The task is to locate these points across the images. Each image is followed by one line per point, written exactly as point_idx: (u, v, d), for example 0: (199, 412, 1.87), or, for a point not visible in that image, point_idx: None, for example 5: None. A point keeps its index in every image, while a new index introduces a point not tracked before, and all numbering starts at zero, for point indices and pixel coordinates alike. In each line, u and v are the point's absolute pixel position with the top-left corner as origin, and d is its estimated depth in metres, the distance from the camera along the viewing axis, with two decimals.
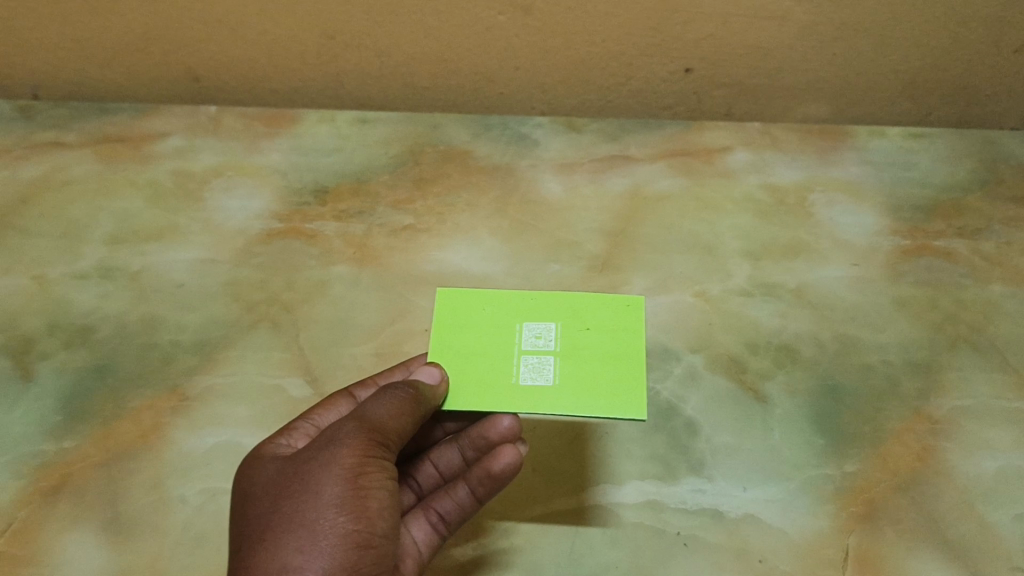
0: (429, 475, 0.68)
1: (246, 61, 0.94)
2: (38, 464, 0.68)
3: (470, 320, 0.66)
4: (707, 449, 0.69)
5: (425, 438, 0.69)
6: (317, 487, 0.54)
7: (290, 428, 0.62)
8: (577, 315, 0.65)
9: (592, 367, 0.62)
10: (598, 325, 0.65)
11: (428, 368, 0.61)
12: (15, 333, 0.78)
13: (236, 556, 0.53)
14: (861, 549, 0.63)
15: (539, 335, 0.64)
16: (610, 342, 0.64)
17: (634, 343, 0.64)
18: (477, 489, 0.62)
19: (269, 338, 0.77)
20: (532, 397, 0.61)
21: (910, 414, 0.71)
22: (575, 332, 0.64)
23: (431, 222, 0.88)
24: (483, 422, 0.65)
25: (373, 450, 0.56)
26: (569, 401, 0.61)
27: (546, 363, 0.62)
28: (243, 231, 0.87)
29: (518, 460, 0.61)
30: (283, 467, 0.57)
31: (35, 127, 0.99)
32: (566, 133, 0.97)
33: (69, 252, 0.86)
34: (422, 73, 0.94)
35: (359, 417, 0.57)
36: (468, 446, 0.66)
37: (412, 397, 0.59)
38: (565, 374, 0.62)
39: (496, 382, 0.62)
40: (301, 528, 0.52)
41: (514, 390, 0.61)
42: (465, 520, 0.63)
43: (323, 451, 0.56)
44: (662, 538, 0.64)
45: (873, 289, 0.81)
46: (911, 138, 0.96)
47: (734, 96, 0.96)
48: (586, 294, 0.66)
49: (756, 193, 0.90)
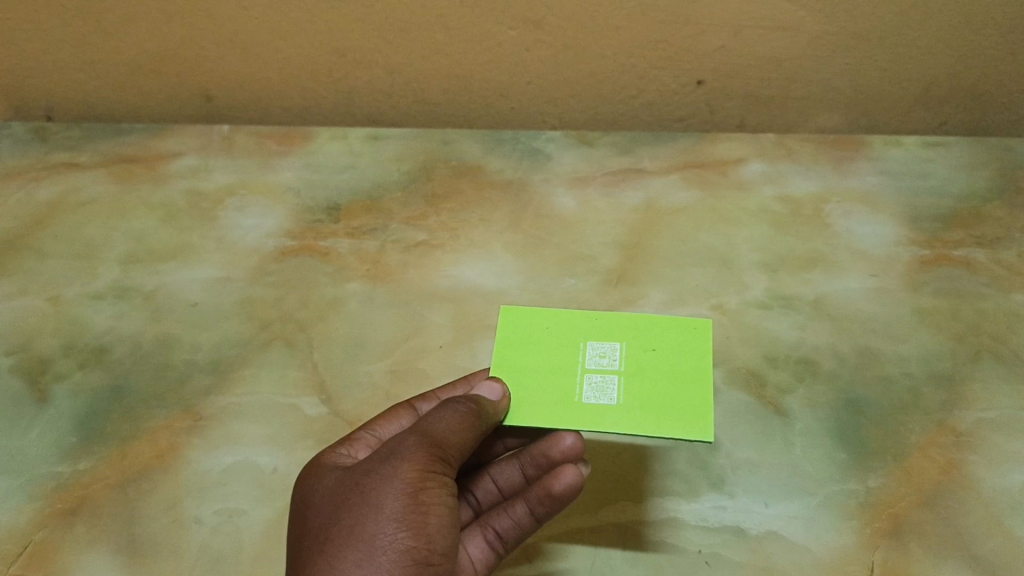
0: (488, 490, 0.67)
1: (258, 80, 0.95)
2: (54, 486, 0.68)
3: (533, 337, 0.66)
4: (728, 464, 0.68)
5: (485, 453, 0.69)
6: (377, 501, 0.53)
7: (352, 438, 0.62)
8: (643, 335, 0.65)
9: (656, 388, 0.62)
10: (664, 347, 0.64)
11: (489, 382, 0.61)
12: (30, 354, 0.78)
13: (295, 567, 0.53)
14: (887, 565, 0.62)
15: (604, 354, 0.64)
16: (676, 363, 0.63)
17: (701, 364, 0.63)
18: (536, 509, 0.61)
19: (284, 356, 0.76)
20: (594, 416, 0.61)
21: (933, 427, 0.70)
22: (643, 353, 0.64)
23: (445, 238, 0.87)
24: (545, 440, 0.63)
25: (434, 465, 0.55)
26: (634, 420, 0.60)
27: (609, 382, 0.62)
28: (257, 249, 0.87)
29: (580, 481, 0.60)
30: (344, 479, 0.56)
31: (50, 148, 0.99)
32: (579, 146, 0.97)
33: (83, 273, 0.86)
34: (433, 89, 0.94)
35: (420, 431, 0.57)
36: (528, 463, 0.65)
37: (472, 411, 0.58)
38: (630, 394, 0.61)
39: (560, 400, 0.62)
40: (359, 543, 0.52)
41: (576, 408, 0.61)
42: (521, 540, 0.62)
43: (384, 464, 0.55)
44: (684, 556, 0.63)
45: (892, 299, 0.80)
46: (928, 146, 0.95)
47: (748, 107, 0.95)
48: (653, 316, 0.66)
49: (771, 204, 0.89)
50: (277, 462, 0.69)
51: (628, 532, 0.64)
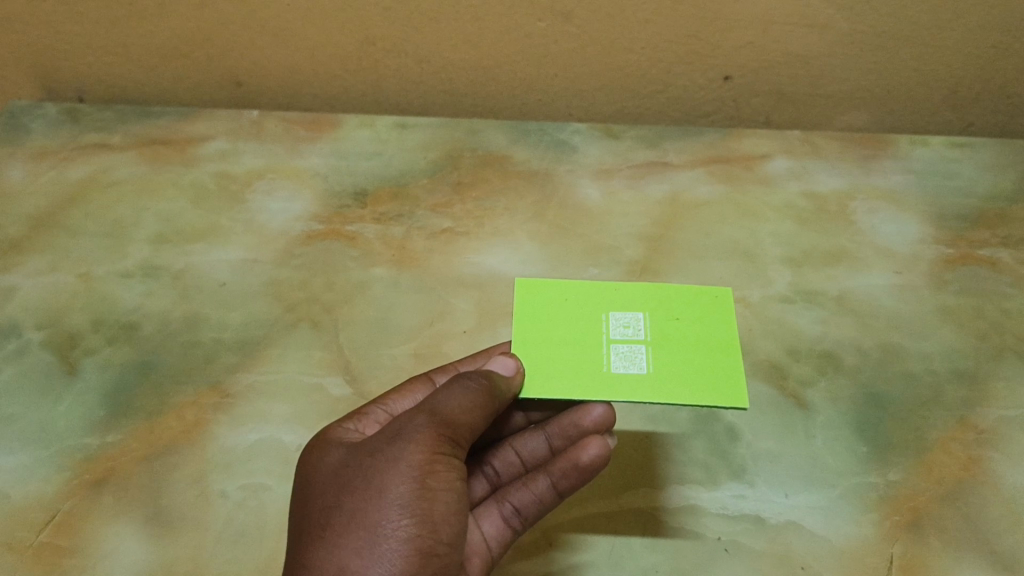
0: (510, 462, 0.68)
1: (289, 67, 0.96)
2: (83, 457, 0.69)
3: (554, 312, 0.67)
4: (748, 454, 0.68)
5: (504, 425, 0.69)
6: (381, 486, 0.54)
7: (362, 412, 0.63)
8: (664, 307, 0.66)
9: (684, 356, 0.63)
10: (686, 317, 0.66)
11: (503, 358, 0.61)
12: (60, 328, 0.79)
13: (295, 549, 0.54)
14: (906, 557, 0.62)
15: (627, 325, 0.65)
16: (700, 332, 0.65)
17: (722, 332, 0.64)
18: (560, 482, 0.61)
19: (310, 337, 0.77)
20: (625, 382, 0.61)
21: (955, 423, 0.70)
22: (665, 322, 0.65)
23: (470, 225, 0.88)
24: (576, 410, 0.65)
25: (442, 447, 0.56)
26: (667, 385, 0.61)
27: (637, 351, 0.63)
28: (284, 232, 0.88)
29: (605, 452, 0.61)
30: (349, 458, 0.57)
31: (81, 128, 1.00)
32: (605, 139, 0.97)
33: (113, 251, 0.86)
34: (461, 80, 0.95)
35: (429, 408, 0.57)
36: (556, 435, 0.66)
37: (484, 388, 0.58)
38: (659, 362, 0.62)
39: (588, 368, 0.62)
40: (361, 529, 0.53)
41: (607, 376, 0.61)
42: (540, 516, 0.62)
43: (390, 444, 0.56)
44: (703, 543, 0.63)
45: (916, 297, 0.80)
46: (954, 147, 0.95)
47: (774, 104, 0.96)
48: (670, 289, 0.68)
49: (796, 200, 0.90)
50: (302, 440, 0.69)
51: (648, 518, 0.64)
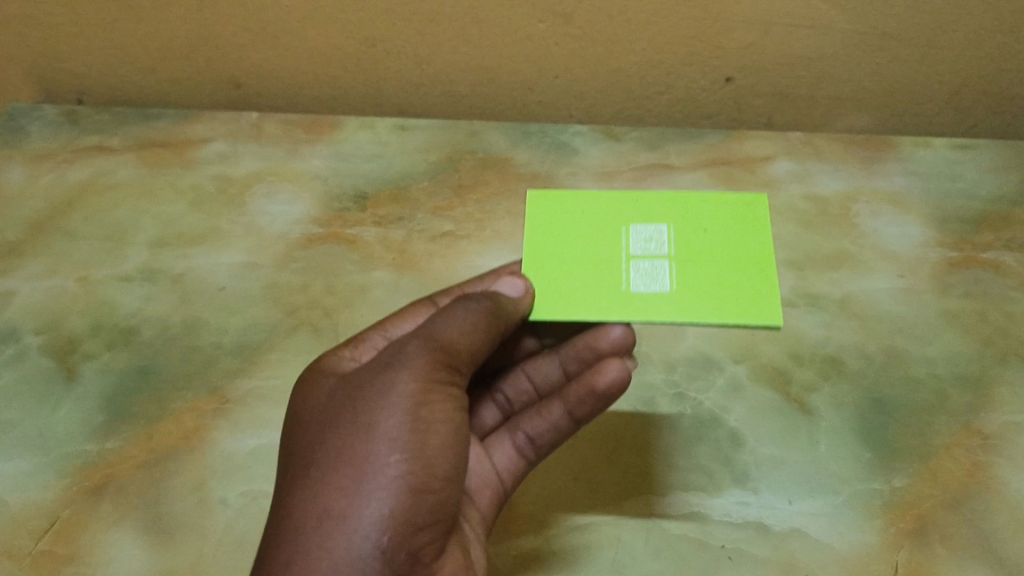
0: (523, 389, 0.69)
1: (287, 69, 0.95)
2: (81, 464, 0.68)
3: (570, 233, 0.66)
4: (752, 460, 0.68)
5: (513, 351, 0.70)
6: (372, 419, 0.54)
7: (359, 338, 0.63)
8: (688, 218, 0.65)
9: (707, 270, 0.62)
10: (712, 228, 0.65)
11: (512, 279, 0.61)
12: (59, 333, 0.78)
13: (284, 485, 0.54)
14: (911, 566, 0.61)
15: (649, 239, 0.64)
16: (724, 242, 0.64)
17: (748, 245, 0.64)
18: (576, 408, 0.63)
19: (310, 342, 0.77)
20: (647, 302, 0.61)
21: (960, 429, 0.69)
22: (686, 236, 0.64)
23: (471, 228, 0.87)
24: (594, 332, 0.65)
25: (437, 375, 0.56)
26: (687, 304, 0.60)
27: (659, 267, 0.62)
28: (284, 235, 0.87)
29: (626, 376, 0.62)
30: (339, 392, 0.57)
31: (79, 130, 0.99)
32: (606, 141, 0.96)
33: (112, 254, 0.86)
34: (462, 82, 0.95)
35: (425, 333, 0.57)
36: (570, 359, 0.67)
37: (488, 309, 0.58)
38: (682, 280, 0.62)
39: (611, 290, 0.62)
40: (351, 463, 0.53)
41: (630, 296, 0.61)
42: (554, 444, 0.65)
43: (382, 373, 0.56)
44: (706, 550, 0.62)
45: (919, 300, 0.79)
46: (957, 149, 0.94)
47: (776, 105, 0.96)
48: (694, 198, 0.67)
49: (799, 203, 0.89)
50: None
51: (650, 525, 0.64)
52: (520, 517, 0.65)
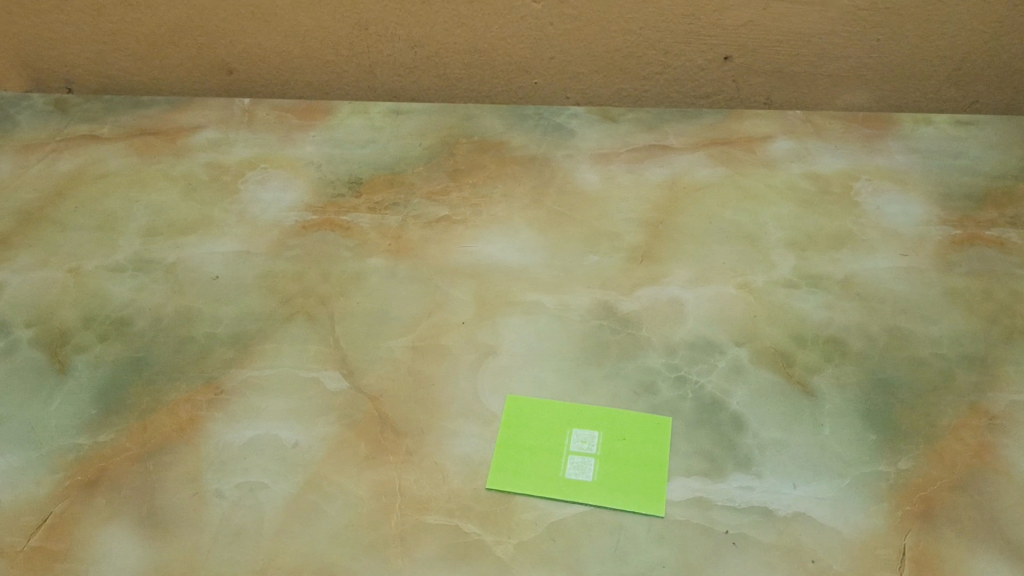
0: None
1: (284, 55, 0.96)
2: (74, 458, 0.67)
3: (510, 447, 0.67)
4: (755, 444, 0.66)
5: None
6: None
7: None
8: (607, 442, 0.67)
9: (624, 467, 0.66)
10: (628, 442, 0.67)
11: None
12: (50, 325, 0.77)
13: None
14: (919, 549, 0.60)
15: (579, 470, 0.66)
16: (640, 457, 0.66)
17: (658, 454, 0.66)
18: None
19: (305, 331, 0.76)
20: (578, 497, 0.64)
21: (965, 409, 0.68)
22: (607, 451, 0.67)
23: (466, 213, 0.86)
24: None
25: None
26: (615, 485, 0.65)
27: (582, 477, 0.66)
28: (278, 222, 0.86)
29: None
30: None
31: (68, 119, 0.98)
32: (603, 122, 0.95)
33: (103, 245, 0.85)
34: (455, 64, 0.95)
35: None
36: None
37: None
38: (602, 480, 0.65)
39: (542, 479, 0.65)
40: None
41: (559, 490, 0.65)
42: None
43: None
44: (710, 536, 0.62)
45: (923, 279, 0.78)
46: (959, 125, 0.93)
47: (775, 83, 0.95)
48: (611, 415, 0.69)
49: (799, 181, 0.88)
50: (298, 437, 0.68)
51: (651, 509, 0.63)
52: (520, 506, 0.64)
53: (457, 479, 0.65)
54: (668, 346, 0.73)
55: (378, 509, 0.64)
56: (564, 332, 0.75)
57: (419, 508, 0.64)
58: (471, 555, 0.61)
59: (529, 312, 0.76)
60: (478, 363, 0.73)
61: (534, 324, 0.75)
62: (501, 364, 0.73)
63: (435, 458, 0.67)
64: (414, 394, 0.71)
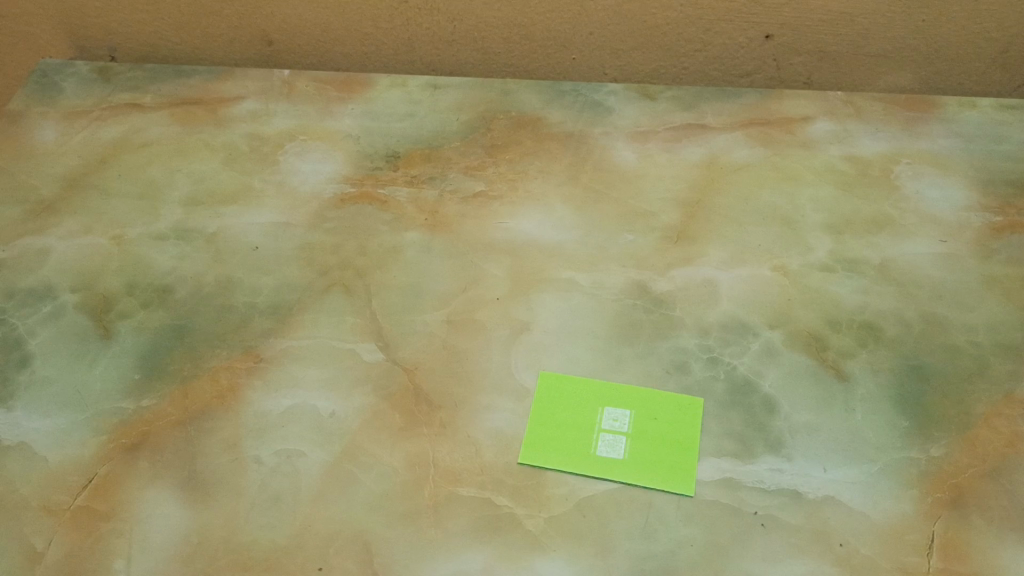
0: None
1: (325, 26, 0.97)
2: (119, 421, 0.69)
3: (544, 423, 0.68)
4: (786, 427, 0.67)
5: None
6: None
7: None
8: (640, 422, 0.68)
9: (655, 447, 0.67)
10: (660, 422, 0.68)
11: None
12: (94, 291, 0.79)
13: None
14: (947, 535, 0.61)
15: (610, 448, 0.67)
16: (672, 436, 0.67)
17: (689, 435, 0.67)
18: None
19: (342, 302, 0.77)
20: (609, 475, 0.65)
21: (999, 398, 0.68)
22: (639, 430, 0.68)
23: (503, 189, 0.87)
24: None
25: None
26: (646, 464, 0.66)
27: (614, 455, 0.66)
28: (316, 194, 0.87)
29: None
30: None
31: (112, 87, 0.99)
32: (641, 100, 0.94)
33: (146, 213, 0.86)
34: (495, 38, 0.95)
35: None
36: None
37: None
38: (633, 458, 0.66)
39: (575, 456, 0.66)
40: None
41: (592, 467, 0.66)
42: None
43: None
44: (738, 516, 0.62)
45: (960, 266, 0.78)
46: (1003, 109, 0.91)
47: (815, 63, 0.94)
48: (644, 395, 0.69)
49: (838, 163, 0.87)
50: (335, 406, 0.69)
51: (682, 488, 0.64)
52: (552, 481, 0.65)
53: (490, 452, 0.66)
54: (701, 327, 0.73)
55: (411, 479, 0.65)
56: (598, 310, 0.75)
57: (452, 479, 0.65)
58: (503, 527, 0.62)
59: (563, 289, 0.77)
60: (511, 339, 0.73)
61: (568, 301, 0.76)
62: (535, 340, 0.73)
63: (468, 432, 0.68)
64: (448, 367, 0.72)
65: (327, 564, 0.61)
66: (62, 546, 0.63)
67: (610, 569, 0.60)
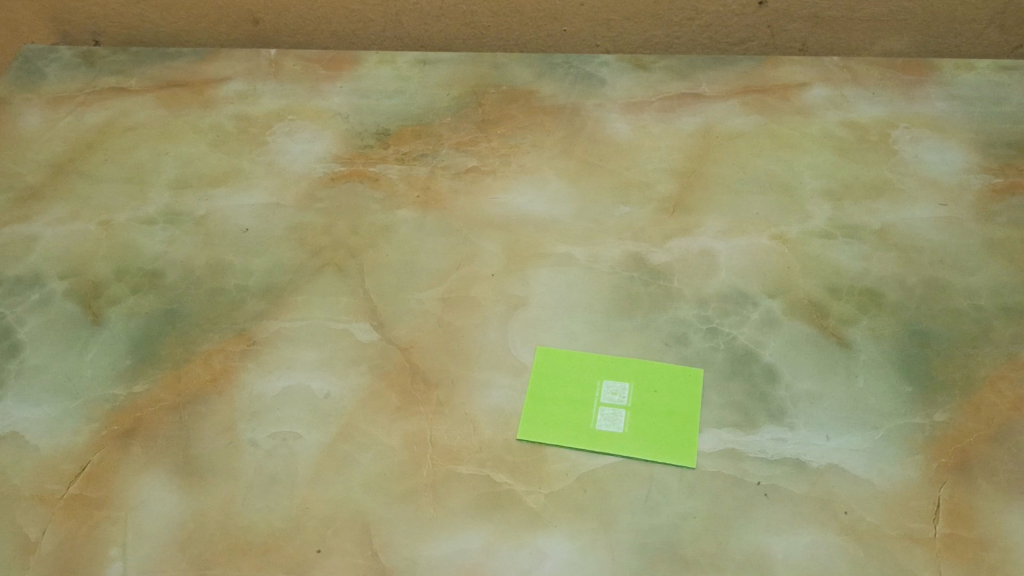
0: None
1: (310, 4, 0.95)
2: (111, 407, 0.68)
3: (543, 398, 0.67)
4: (788, 396, 0.66)
5: None
6: None
7: None
8: (640, 394, 0.67)
9: (656, 420, 0.66)
10: (661, 394, 0.67)
11: None
12: (83, 277, 0.78)
13: None
14: (953, 500, 0.60)
15: (610, 422, 0.66)
16: (673, 408, 0.66)
17: (690, 406, 0.66)
18: None
19: (334, 282, 0.76)
20: (610, 448, 0.64)
21: (1003, 361, 0.67)
22: (639, 402, 0.67)
23: (495, 163, 0.85)
24: None
25: None
26: (647, 437, 0.65)
27: (614, 428, 0.65)
28: (306, 174, 0.86)
29: None
30: None
31: (96, 71, 0.97)
32: (634, 70, 0.93)
33: (134, 197, 0.85)
34: (484, 11, 0.94)
35: None
36: None
37: None
38: (634, 430, 0.65)
39: (575, 430, 0.65)
40: None
41: (592, 440, 0.65)
42: None
43: None
44: (742, 487, 0.61)
45: (962, 229, 0.76)
46: (1001, 70, 0.90)
47: (811, 28, 0.93)
48: (643, 368, 0.68)
49: (835, 129, 0.86)
50: (330, 387, 0.68)
51: (684, 460, 0.63)
52: (552, 456, 0.64)
53: (489, 429, 0.65)
54: (700, 298, 0.72)
55: (409, 459, 0.64)
56: (595, 284, 0.74)
57: (450, 458, 0.64)
58: (503, 504, 0.61)
59: (559, 263, 0.76)
60: (508, 314, 0.72)
61: (565, 275, 0.75)
62: (532, 316, 0.72)
63: (466, 409, 0.67)
64: (445, 345, 0.71)
65: (326, 545, 0.60)
66: (57, 535, 0.62)
67: (613, 543, 0.59)
